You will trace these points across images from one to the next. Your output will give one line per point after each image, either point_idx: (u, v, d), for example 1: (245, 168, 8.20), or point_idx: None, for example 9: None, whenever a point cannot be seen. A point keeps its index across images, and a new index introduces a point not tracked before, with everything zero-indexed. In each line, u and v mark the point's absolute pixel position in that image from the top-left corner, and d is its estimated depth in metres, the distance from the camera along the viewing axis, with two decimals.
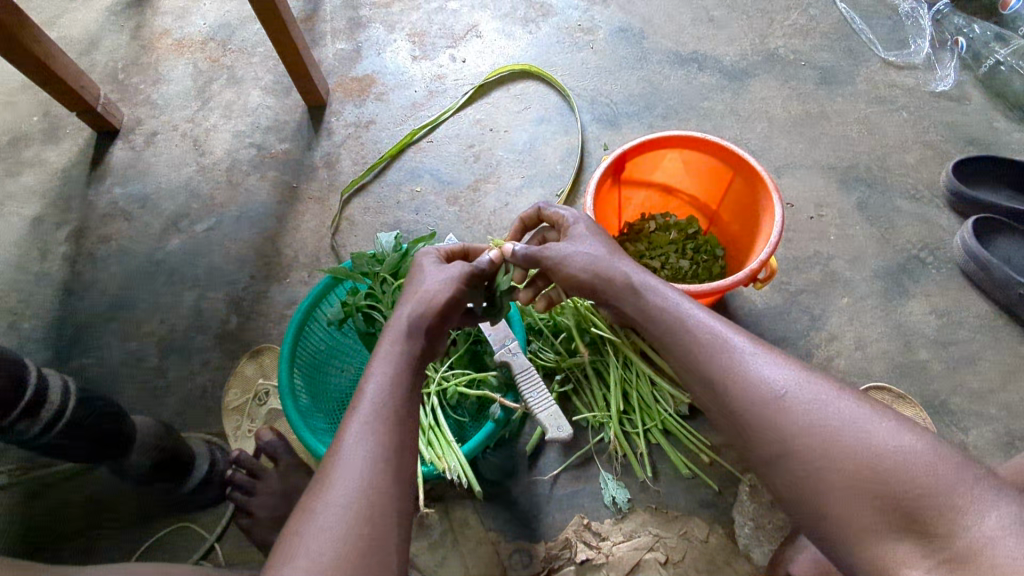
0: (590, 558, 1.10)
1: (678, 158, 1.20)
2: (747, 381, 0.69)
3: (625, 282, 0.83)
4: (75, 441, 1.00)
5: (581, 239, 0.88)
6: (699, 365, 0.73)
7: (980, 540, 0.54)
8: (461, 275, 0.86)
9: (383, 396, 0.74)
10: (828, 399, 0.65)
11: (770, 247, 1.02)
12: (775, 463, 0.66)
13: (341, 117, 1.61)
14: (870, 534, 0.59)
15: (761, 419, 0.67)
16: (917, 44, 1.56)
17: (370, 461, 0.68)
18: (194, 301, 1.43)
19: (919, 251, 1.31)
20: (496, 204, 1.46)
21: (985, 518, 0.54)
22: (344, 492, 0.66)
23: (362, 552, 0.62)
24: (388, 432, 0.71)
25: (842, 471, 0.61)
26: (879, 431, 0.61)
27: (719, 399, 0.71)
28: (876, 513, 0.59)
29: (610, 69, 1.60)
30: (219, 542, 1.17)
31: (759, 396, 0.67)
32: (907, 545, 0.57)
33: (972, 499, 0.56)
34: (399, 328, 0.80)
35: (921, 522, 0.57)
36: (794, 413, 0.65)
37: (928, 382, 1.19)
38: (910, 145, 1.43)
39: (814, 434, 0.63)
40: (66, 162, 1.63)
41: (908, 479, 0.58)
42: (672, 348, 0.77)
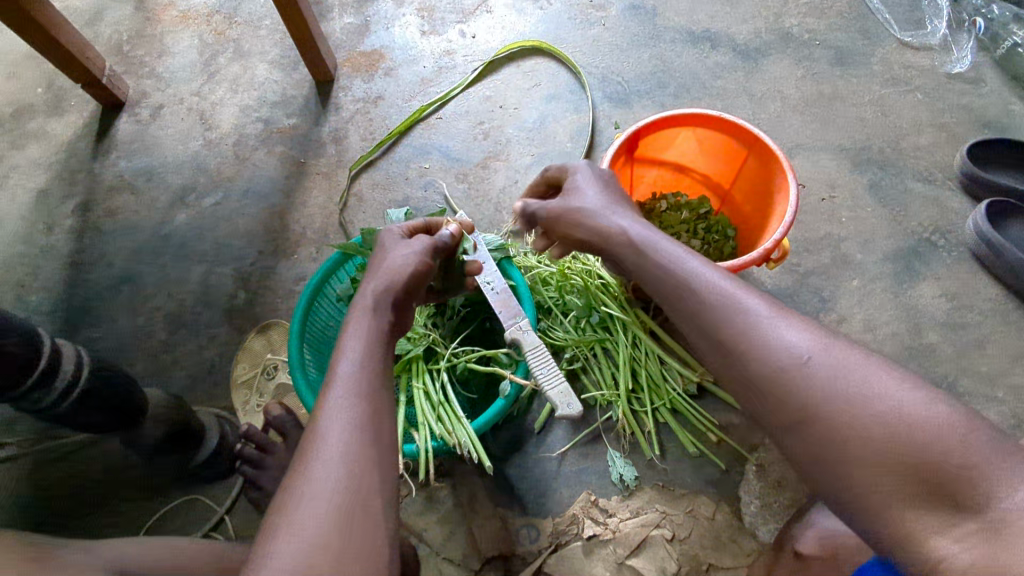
0: (597, 533, 1.11)
1: (692, 137, 1.19)
2: (769, 343, 0.66)
3: (625, 238, 0.84)
4: (90, 412, 1.00)
5: (584, 187, 0.92)
6: (712, 326, 0.71)
7: (1012, 511, 0.52)
8: (423, 246, 0.91)
9: (358, 372, 0.73)
10: (854, 363, 0.62)
11: (784, 227, 1.02)
12: (794, 428, 0.63)
13: (349, 92, 1.59)
14: (897, 504, 0.56)
15: (782, 383, 0.64)
16: (933, 24, 1.54)
17: (348, 433, 0.68)
18: (201, 276, 1.43)
19: (930, 234, 1.31)
20: (505, 182, 1.45)
21: (1018, 489, 0.52)
22: (327, 467, 0.65)
23: (348, 529, 0.62)
24: (362, 401, 0.71)
25: (867, 438, 0.58)
26: (905, 396, 0.59)
27: (736, 360, 0.68)
28: (901, 483, 0.56)
29: (622, 47, 1.58)
30: (230, 514, 1.18)
31: (781, 360, 0.65)
32: (935, 514, 0.54)
33: (1002, 471, 0.53)
34: (366, 303, 0.81)
35: (949, 492, 0.54)
36: (816, 377, 0.62)
37: (937, 364, 1.20)
38: (925, 127, 1.41)
39: (838, 399, 0.61)
40: (71, 135, 1.61)
41: (936, 449, 0.55)
42: (684, 309, 0.74)
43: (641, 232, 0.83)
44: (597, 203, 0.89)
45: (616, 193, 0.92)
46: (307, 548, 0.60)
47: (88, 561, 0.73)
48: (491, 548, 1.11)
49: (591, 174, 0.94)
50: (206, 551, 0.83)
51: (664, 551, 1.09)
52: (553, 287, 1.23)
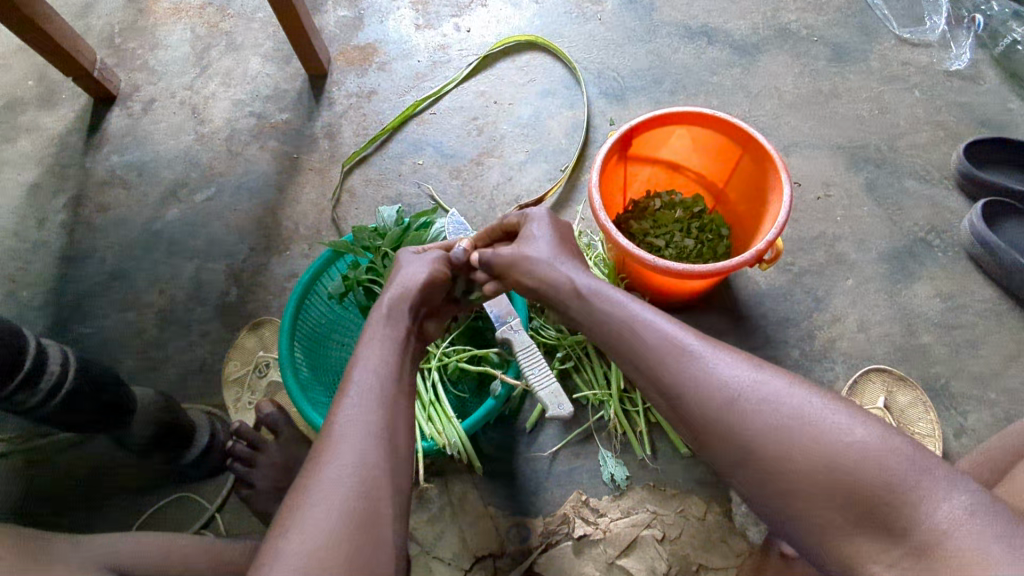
0: (588, 533, 1.11)
1: (686, 135, 1.18)
2: (705, 384, 0.70)
3: (570, 288, 0.88)
4: (76, 412, 0.99)
5: (536, 236, 0.96)
6: (653, 372, 0.75)
7: (935, 531, 0.56)
8: (438, 261, 0.97)
9: (375, 377, 0.76)
10: (784, 397, 0.66)
11: (777, 228, 1.01)
12: (738, 467, 0.67)
13: (342, 87, 1.58)
14: (837, 533, 0.61)
15: (722, 424, 0.68)
16: (933, 20, 1.51)
17: (367, 434, 0.69)
18: (193, 272, 1.42)
19: (926, 234, 1.30)
20: (499, 179, 1.44)
21: (940, 507, 0.56)
22: (346, 464, 0.66)
23: (362, 530, 0.63)
24: (379, 405, 0.73)
25: (803, 471, 0.62)
26: (833, 424, 0.63)
27: (676, 403, 0.72)
28: (839, 511, 0.60)
29: (618, 42, 1.57)
30: (222, 512, 1.19)
31: (717, 402, 0.68)
32: (870, 539, 0.59)
33: (924, 490, 0.58)
34: (382, 313, 0.86)
35: (880, 516, 0.58)
36: (750, 415, 0.66)
37: (930, 365, 1.19)
38: (921, 125, 1.40)
39: (773, 435, 0.65)
40: (63, 128, 1.60)
41: (865, 475, 0.59)
42: (628, 355, 0.78)
43: (585, 280, 0.88)
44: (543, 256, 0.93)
45: (567, 245, 0.96)
46: (320, 545, 0.60)
47: (79, 561, 0.73)
48: (482, 547, 1.11)
49: (549, 224, 0.97)
50: (198, 549, 0.83)
51: (654, 551, 1.10)
52: None
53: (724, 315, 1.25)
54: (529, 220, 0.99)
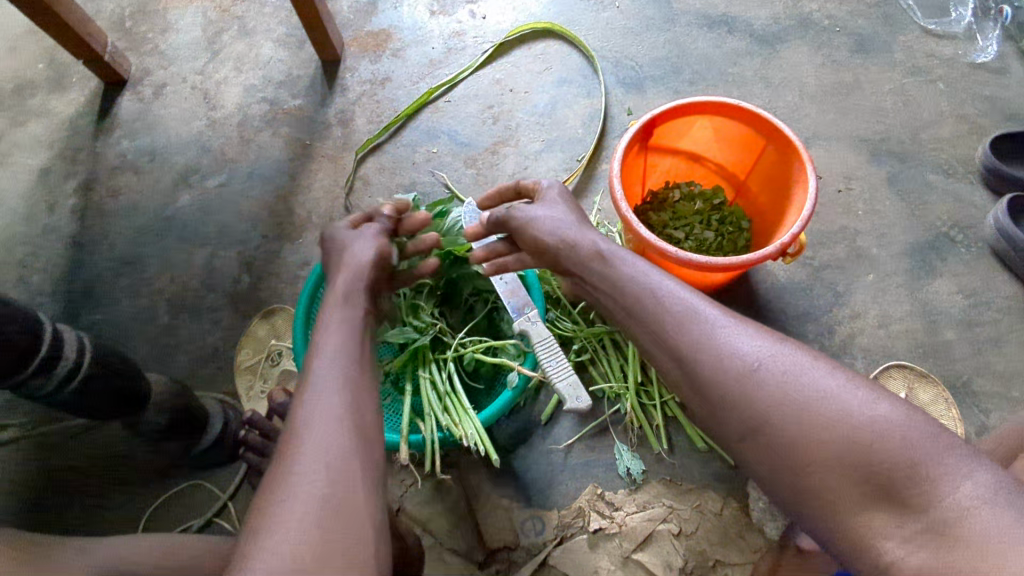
0: (603, 527, 1.10)
1: (708, 126, 1.16)
2: (723, 352, 0.68)
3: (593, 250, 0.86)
4: (92, 398, 0.98)
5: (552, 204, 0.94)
6: (670, 339, 0.73)
7: (957, 509, 0.55)
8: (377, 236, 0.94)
9: (335, 363, 0.74)
10: (804, 370, 0.65)
11: (802, 221, 0.99)
12: (751, 438, 0.66)
13: (356, 73, 1.56)
14: (850, 509, 0.59)
15: (737, 394, 0.66)
16: (959, 11, 1.49)
17: (334, 423, 0.68)
18: (205, 259, 1.41)
19: (949, 229, 1.28)
20: (514, 168, 1.42)
21: (962, 486, 0.55)
22: (313, 456, 0.65)
23: (337, 522, 0.61)
24: (342, 391, 0.71)
25: (818, 445, 0.61)
26: (852, 399, 0.61)
27: (692, 371, 0.71)
28: (855, 486, 0.59)
29: (636, 31, 1.54)
30: (234, 500, 1.18)
31: (734, 370, 0.67)
32: (885, 516, 0.58)
33: (946, 468, 0.56)
34: (336, 296, 0.84)
35: (897, 493, 0.57)
36: (768, 386, 0.65)
37: (952, 362, 1.18)
38: (946, 119, 1.38)
39: (790, 407, 0.63)
40: (73, 112, 1.58)
41: (884, 451, 0.58)
42: (643, 322, 0.77)
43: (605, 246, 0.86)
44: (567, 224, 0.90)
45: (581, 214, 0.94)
46: (297, 540, 0.59)
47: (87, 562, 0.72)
48: (497, 540, 1.10)
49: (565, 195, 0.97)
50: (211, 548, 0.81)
51: (670, 545, 1.09)
52: None
53: (742, 308, 1.23)
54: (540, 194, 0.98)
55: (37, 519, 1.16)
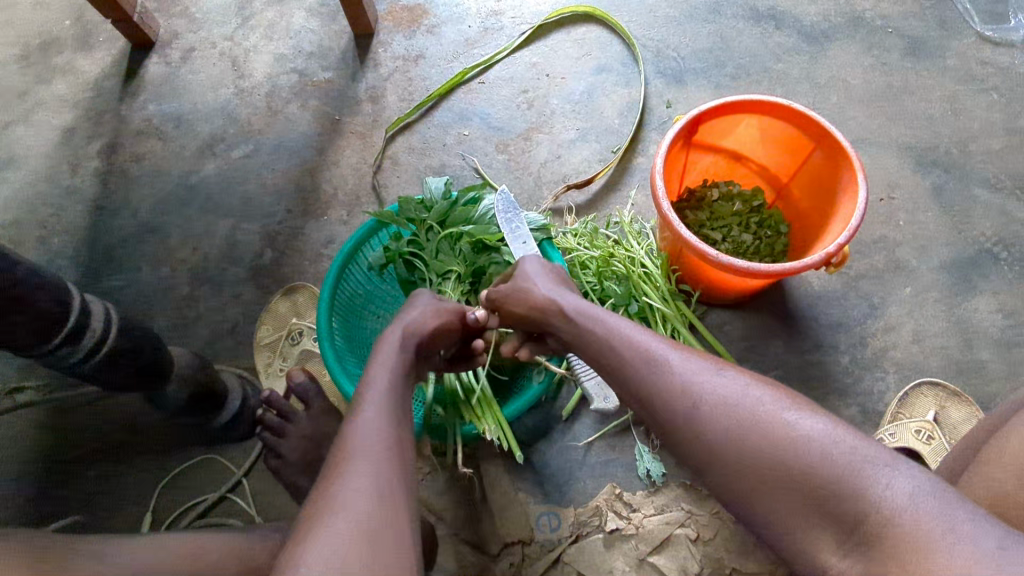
0: (620, 527, 1.09)
1: (755, 125, 1.12)
2: (665, 389, 0.69)
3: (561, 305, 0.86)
4: (117, 369, 0.97)
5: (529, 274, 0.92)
6: (622, 376, 0.75)
7: (882, 520, 0.54)
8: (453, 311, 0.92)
9: (385, 396, 0.74)
10: (734, 396, 0.65)
11: (849, 232, 0.96)
12: (703, 472, 0.66)
13: (389, 48, 1.52)
14: (795, 529, 0.59)
15: (686, 428, 0.67)
16: (1017, 18, 1.43)
17: (383, 447, 0.67)
18: (227, 231, 1.39)
19: (992, 245, 1.24)
20: (547, 156, 1.38)
21: (887, 494, 0.54)
22: (358, 473, 0.64)
23: (382, 532, 0.60)
24: (392, 425, 0.71)
25: (759, 471, 0.61)
26: (784, 422, 0.62)
27: (648, 409, 0.71)
28: (792, 507, 0.59)
29: (679, 20, 1.49)
30: (248, 477, 1.17)
31: (679, 406, 0.68)
32: (827, 533, 0.57)
33: (871, 479, 0.56)
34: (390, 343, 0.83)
35: (829, 509, 0.57)
36: (707, 417, 0.65)
37: (985, 382, 1.15)
38: (997, 130, 1.33)
39: (731, 438, 0.63)
40: (98, 72, 1.55)
41: (816, 469, 0.58)
42: (601, 357, 0.79)
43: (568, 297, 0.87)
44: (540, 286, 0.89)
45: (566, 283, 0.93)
46: (347, 546, 0.57)
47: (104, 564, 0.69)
48: (512, 535, 1.09)
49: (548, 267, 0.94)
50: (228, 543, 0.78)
51: (687, 550, 1.07)
52: (593, 272, 1.17)
53: (773, 315, 1.20)
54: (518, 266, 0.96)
55: (51, 486, 1.16)
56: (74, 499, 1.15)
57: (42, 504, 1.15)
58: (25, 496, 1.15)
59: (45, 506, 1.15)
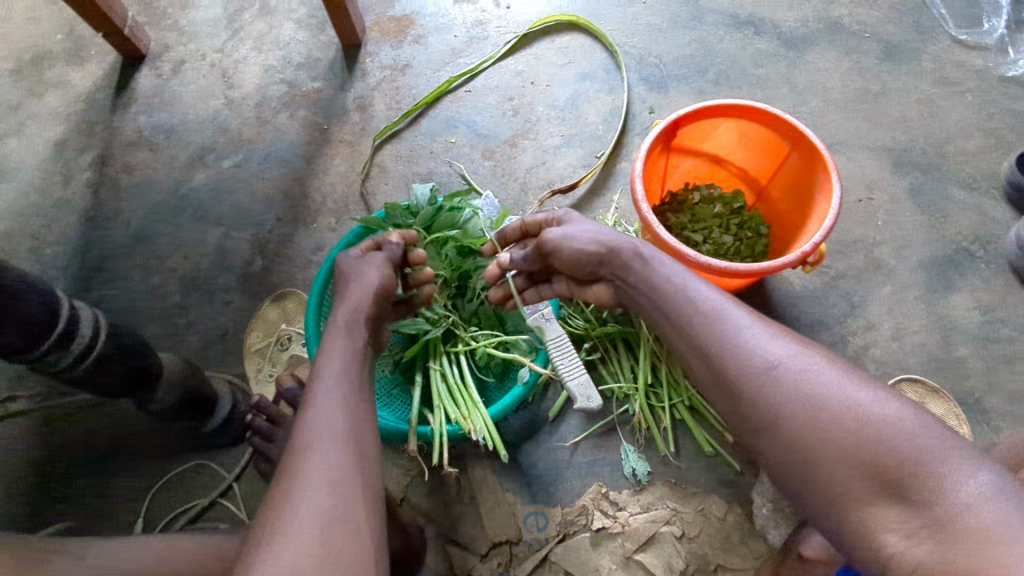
0: (606, 526, 1.11)
1: (733, 129, 1.14)
2: (743, 353, 0.71)
3: (632, 254, 0.87)
4: (105, 375, 0.99)
5: (578, 222, 0.94)
6: (695, 338, 0.76)
7: (957, 506, 0.56)
8: (383, 265, 0.93)
9: (338, 384, 0.75)
10: (816, 372, 0.68)
11: (824, 231, 0.98)
12: (768, 433, 0.69)
13: (377, 58, 1.55)
14: (857, 502, 0.62)
15: (759, 390, 0.69)
16: (991, 22, 1.46)
17: (339, 443, 0.68)
18: (218, 240, 1.41)
19: (969, 244, 1.27)
20: (532, 162, 1.41)
21: (964, 484, 0.57)
22: (313, 472, 0.65)
23: (337, 533, 0.61)
24: (348, 416, 0.71)
25: (832, 440, 0.63)
26: (868, 400, 0.64)
27: (716, 368, 0.73)
28: (863, 481, 0.61)
29: (661, 28, 1.52)
30: (239, 482, 1.18)
31: (755, 368, 0.70)
32: (892, 510, 0.60)
33: (953, 466, 0.58)
34: (337, 325, 0.83)
35: (902, 489, 0.59)
36: (785, 384, 0.68)
37: (964, 378, 1.17)
38: (972, 131, 1.36)
39: (807, 405, 0.66)
40: (90, 85, 1.58)
41: (894, 448, 0.60)
42: (672, 318, 0.80)
43: (646, 247, 0.87)
44: (603, 234, 0.90)
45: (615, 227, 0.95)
46: (304, 548, 0.59)
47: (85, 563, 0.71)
48: (499, 535, 1.11)
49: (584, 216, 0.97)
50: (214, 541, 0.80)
51: (672, 547, 1.09)
52: None
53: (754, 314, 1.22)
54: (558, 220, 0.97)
55: (43, 494, 1.17)
56: (65, 506, 1.16)
57: (33, 512, 1.16)
58: (17, 504, 1.17)
59: (37, 514, 1.16)
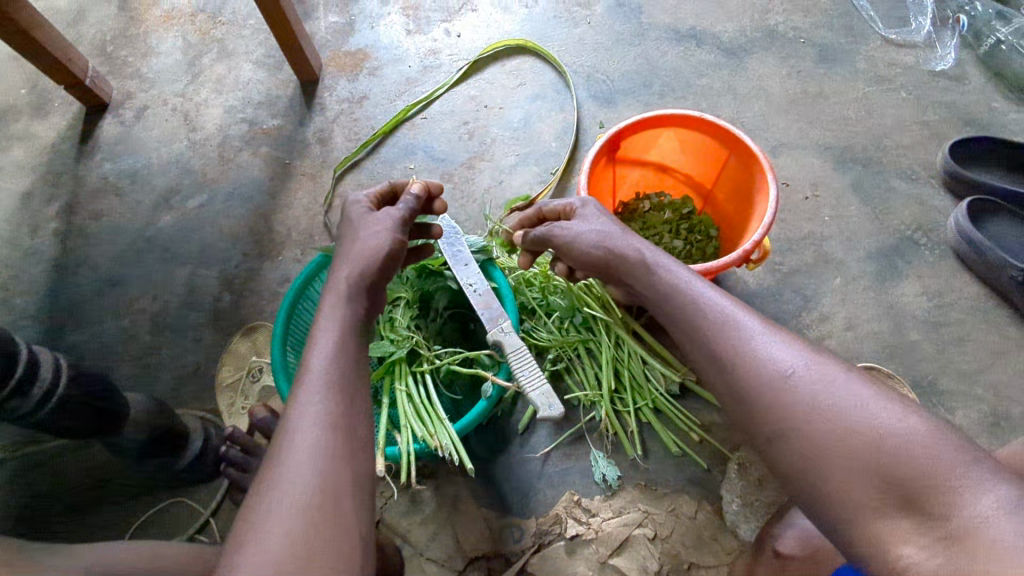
0: (580, 533, 1.12)
1: (673, 137, 1.19)
2: (753, 359, 0.69)
3: (638, 260, 0.86)
4: (67, 417, 1.00)
5: (591, 218, 0.93)
6: (703, 342, 0.74)
7: (974, 520, 0.52)
8: (393, 222, 0.90)
9: (329, 367, 0.74)
10: (831, 379, 0.64)
11: (763, 228, 1.01)
12: (776, 441, 0.65)
13: (334, 92, 1.59)
14: (868, 512, 0.58)
15: (768, 397, 0.66)
16: (918, 21, 1.53)
17: (325, 433, 0.68)
18: (186, 278, 1.43)
19: (912, 232, 1.31)
20: (490, 182, 1.45)
21: (983, 498, 0.53)
22: (295, 470, 0.65)
23: (319, 528, 0.62)
24: (333, 403, 0.71)
25: (842, 448, 0.60)
26: (884, 408, 0.60)
27: (727, 377, 0.71)
28: (874, 492, 0.57)
29: (606, 46, 1.58)
30: (215, 516, 1.19)
31: (766, 374, 0.67)
32: (904, 522, 0.56)
33: (973, 479, 0.54)
34: (339, 291, 0.82)
35: (917, 502, 0.55)
36: (798, 391, 0.65)
37: (917, 362, 1.20)
38: (907, 125, 1.41)
39: (818, 411, 0.63)
40: (54, 136, 1.61)
41: (909, 458, 0.56)
42: (681, 324, 0.78)
43: (654, 255, 0.86)
44: (608, 232, 0.90)
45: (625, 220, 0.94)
46: (279, 548, 0.60)
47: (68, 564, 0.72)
48: (476, 549, 1.12)
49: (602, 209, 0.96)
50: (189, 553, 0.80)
51: (645, 549, 1.11)
52: (537, 287, 1.23)
53: None
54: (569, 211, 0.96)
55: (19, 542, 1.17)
56: None
57: None
58: None
59: None
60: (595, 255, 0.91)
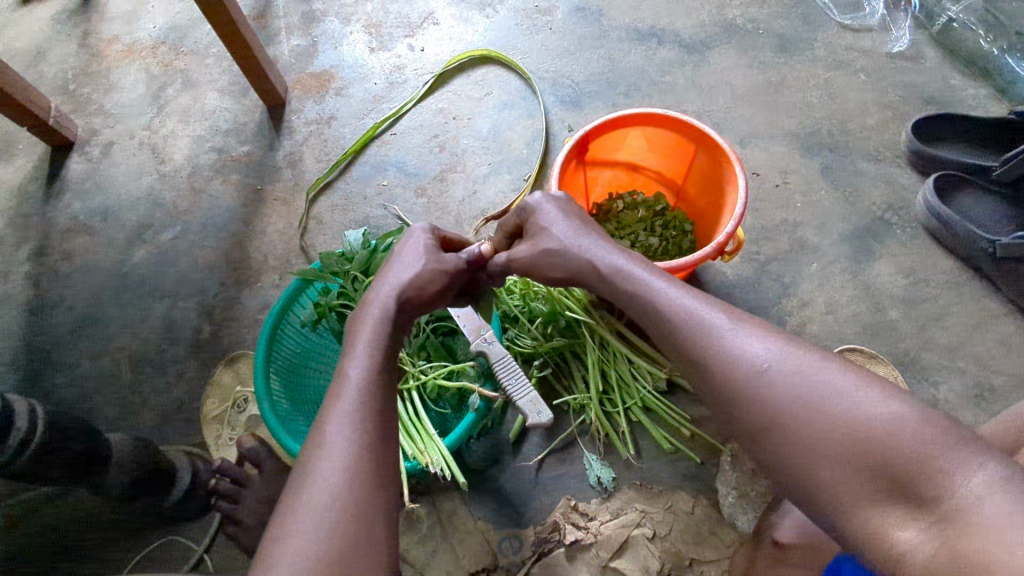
0: (579, 539, 1.11)
1: (641, 136, 1.20)
2: (728, 356, 0.67)
3: (592, 269, 0.83)
4: (47, 465, 0.98)
5: (551, 221, 0.88)
6: (677, 343, 0.72)
7: (967, 498, 0.52)
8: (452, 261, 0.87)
9: (368, 379, 0.70)
10: (810, 370, 0.63)
11: (736, 219, 1.02)
12: (760, 437, 0.64)
13: (302, 115, 1.58)
14: (859, 501, 0.57)
15: (747, 396, 0.65)
16: (872, 5, 1.56)
17: (362, 446, 0.64)
18: (164, 312, 1.41)
19: (883, 212, 1.33)
20: (463, 193, 1.45)
21: (972, 477, 0.53)
22: (326, 492, 0.60)
23: (351, 562, 0.57)
24: (371, 418, 0.67)
25: (830, 440, 0.59)
26: (866, 396, 0.60)
27: (704, 375, 0.69)
28: (865, 479, 0.57)
29: (570, 50, 1.59)
30: (209, 552, 1.17)
31: (743, 371, 0.65)
32: (895, 507, 0.56)
33: (960, 458, 0.54)
34: (386, 306, 0.78)
35: (908, 486, 0.55)
36: (778, 386, 0.63)
37: (898, 340, 1.22)
38: (870, 108, 1.44)
39: (800, 406, 0.62)
40: (21, 179, 1.59)
41: (894, 444, 0.56)
42: (651, 325, 0.76)
43: (607, 257, 0.82)
44: (563, 235, 0.86)
45: (586, 215, 0.91)
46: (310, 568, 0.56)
47: None
48: (476, 563, 1.11)
49: (559, 205, 0.90)
50: None
51: (645, 549, 1.10)
52: (517, 295, 1.21)
53: None
54: (531, 210, 0.90)
55: None
56: None
57: None
58: None
59: None
60: (556, 275, 0.87)
